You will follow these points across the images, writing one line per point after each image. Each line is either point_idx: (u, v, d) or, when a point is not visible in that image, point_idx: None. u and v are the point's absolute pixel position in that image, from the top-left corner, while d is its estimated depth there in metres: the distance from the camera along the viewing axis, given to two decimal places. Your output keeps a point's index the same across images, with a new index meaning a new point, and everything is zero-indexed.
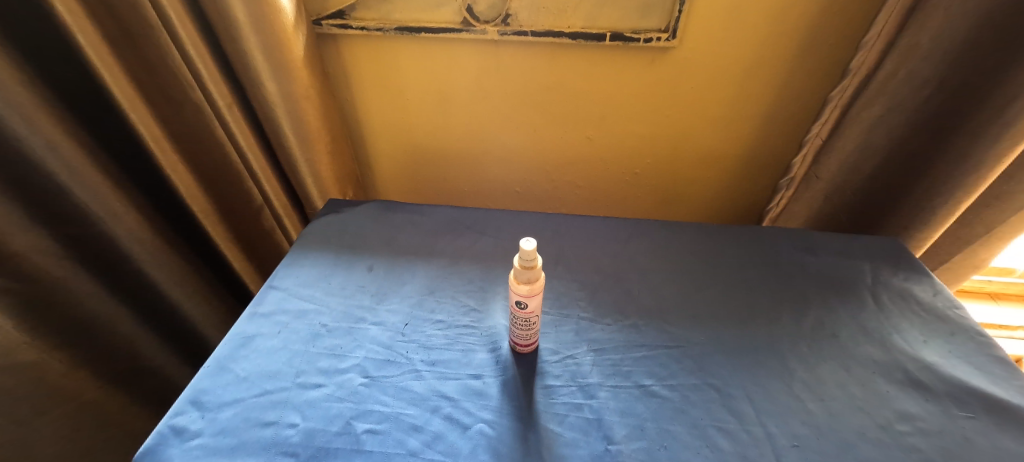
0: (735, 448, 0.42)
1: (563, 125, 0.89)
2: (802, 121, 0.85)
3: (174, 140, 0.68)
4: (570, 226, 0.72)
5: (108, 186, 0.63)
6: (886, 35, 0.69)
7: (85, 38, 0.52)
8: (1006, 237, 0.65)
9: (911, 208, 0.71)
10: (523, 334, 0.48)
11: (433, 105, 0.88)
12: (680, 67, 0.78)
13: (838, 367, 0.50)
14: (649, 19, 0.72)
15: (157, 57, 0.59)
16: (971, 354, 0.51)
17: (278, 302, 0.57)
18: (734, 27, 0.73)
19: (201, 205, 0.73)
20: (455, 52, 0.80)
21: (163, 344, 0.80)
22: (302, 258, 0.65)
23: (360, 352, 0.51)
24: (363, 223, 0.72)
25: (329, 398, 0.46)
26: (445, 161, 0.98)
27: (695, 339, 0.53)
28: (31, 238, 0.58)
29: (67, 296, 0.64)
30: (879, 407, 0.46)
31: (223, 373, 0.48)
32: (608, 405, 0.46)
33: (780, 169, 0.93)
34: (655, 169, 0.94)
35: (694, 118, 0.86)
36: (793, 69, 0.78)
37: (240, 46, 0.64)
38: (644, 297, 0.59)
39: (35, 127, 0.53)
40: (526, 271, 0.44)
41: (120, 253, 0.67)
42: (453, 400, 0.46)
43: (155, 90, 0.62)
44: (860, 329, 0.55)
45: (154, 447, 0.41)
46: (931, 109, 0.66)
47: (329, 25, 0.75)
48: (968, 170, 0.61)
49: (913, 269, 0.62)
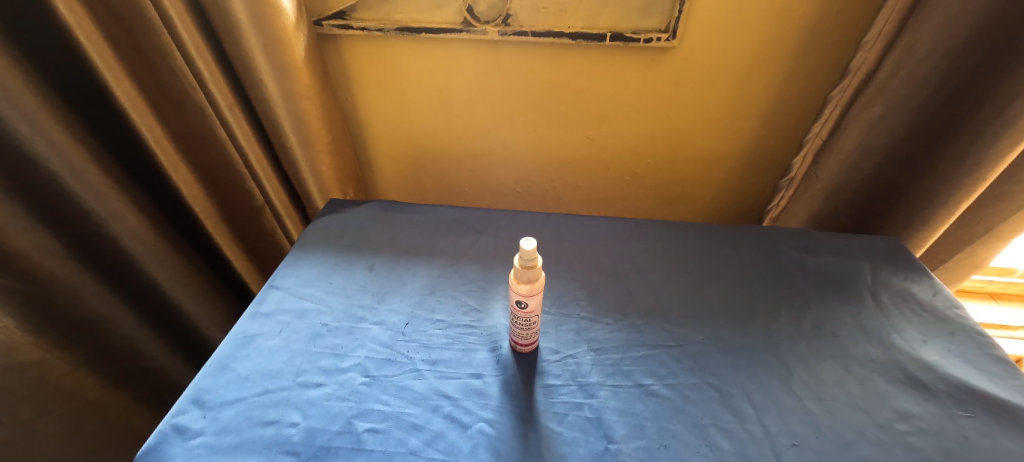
0: (734, 447, 0.43)
1: (563, 125, 0.89)
2: (802, 120, 0.85)
3: (176, 141, 0.68)
4: (570, 226, 0.72)
5: (110, 186, 0.63)
6: (886, 35, 0.69)
7: (87, 38, 0.52)
8: (1007, 236, 0.65)
9: (910, 207, 0.71)
10: (523, 333, 0.49)
11: (434, 106, 0.88)
12: (680, 67, 0.79)
13: (838, 366, 0.50)
14: (649, 19, 0.72)
15: (159, 57, 0.59)
16: (970, 353, 0.51)
17: (279, 302, 0.57)
18: (734, 27, 0.73)
19: (202, 205, 0.73)
20: (455, 52, 0.80)
21: (165, 343, 0.80)
22: (303, 258, 0.65)
23: (361, 351, 0.51)
24: (364, 223, 0.72)
25: (331, 397, 0.46)
26: (445, 161, 0.98)
27: (694, 339, 0.54)
28: (33, 238, 0.58)
29: (69, 296, 0.64)
30: (879, 406, 0.46)
31: (224, 373, 0.48)
32: (608, 404, 0.46)
33: (780, 169, 0.93)
34: (655, 169, 0.94)
35: (694, 118, 0.86)
36: (793, 69, 0.78)
37: (242, 46, 0.64)
38: (644, 296, 0.60)
39: (37, 127, 0.53)
40: (526, 270, 0.44)
41: (122, 252, 0.67)
42: (453, 399, 0.47)
43: (156, 91, 0.63)
44: (859, 328, 0.55)
45: (156, 446, 0.41)
46: (931, 109, 0.66)
47: (330, 25, 0.76)
48: (968, 170, 0.61)
49: (913, 269, 0.63)
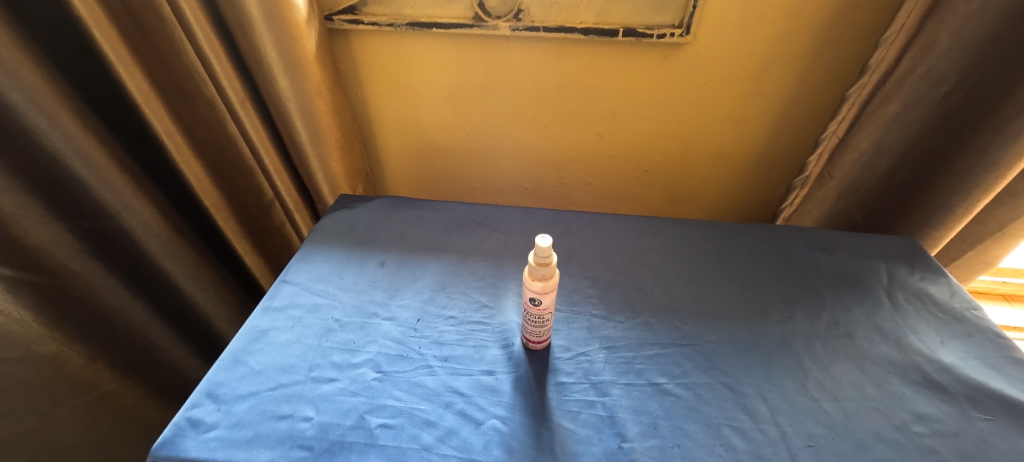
0: (750, 447, 0.42)
1: (574, 122, 0.88)
2: (818, 119, 0.84)
3: (188, 135, 0.68)
4: (582, 223, 0.72)
5: (125, 180, 0.64)
6: (907, 31, 0.67)
7: (100, 32, 0.52)
8: (1017, 234, 0.66)
9: (927, 205, 0.70)
10: (536, 330, 0.48)
11: (443, 102, 0.88)
12: (694, 63, 0.78)
13: (854, 367, 0.50)
14: (662, 14, 0.71)
15: (172, 52, 0.59)
16: (988, 355, 0.51)
17: (291, 296, 0.58)
18: (749, 23, 0.72)
19: (215, 200, 0.73)
20: (467, 47, 0.79)
21: (177, 337, 0.81)
22: (313, 253, 0.65)
23: (373, 346, 0.51)
24: (375, 219, 0.72)
25: (343, 392, 0.46)
26: (454, 158, 0.98)
27: (707, 338, 0.53)
28: (49, 232, 0.59)
29: (82, 290, 0.64)
30: (895, 408, 0.46)
31: (238, 367, 0.49)
32: (621, 402, 0.46)
33: (793, 167, 0.92)
34: (665, 166, 0.94)
35: (706, 116, 0.85)
36: (809, 66, 0.77)
37: (254, 42, 0.64)
38: (657, 295, 0.59)
39: (53, 121, 0.53)
40: (541, 267, 0.43)
41: (134, 247, 0.68)
42: (465, 396, 0.46)
43: (169, 86, 0.63)
44: (875, 328, 0.55)
45: (171, 438, 0.42)
46: (949, 107, 0.64)
47: (341, 20, 0.75)
48: (988, 167, 0.61)
49: (930, 269, 0.62)
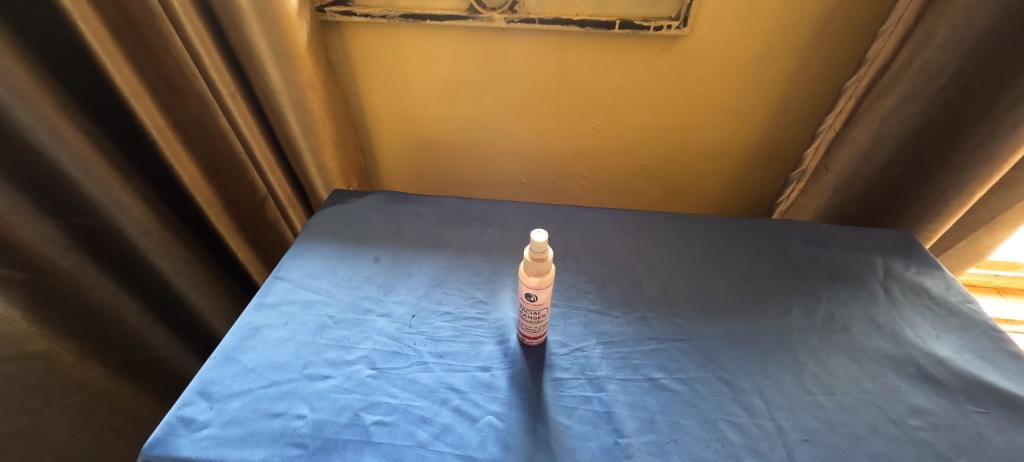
0: (746, 442, 0.42)
1: (571, 116, 0.88)
2: (815, 112, 0.84)
3: (178, 129, 0.67)
4: (578, 219, 0.71)
5: (114, 175, 0.62)
6: (905, 23, 0.67)
7: (85, 23, 0.50)
8: (1009, 226, 0.66)
9: (922, 198, 0.70)
10: (532, 326, 0.48)
11: (438, 96, 0.87)
12: (691, 56, 0.77)
13: (850, 361, 0.50)
14: (659, 7, 0.70)
15: (159, 43, 0.58)
16: (983, 348, 0.51)
17: (284, 293, 0.57)
18: (747, 15, 0.72)
19: (207, 195, 0.72)
20: (461, 39, 0.78)
21: (170, 334, 0.80)
22: (307, 249, 0.64)
23: (368, 343, 0.51)
24: (370, 214, 0.71)
25: (338, 389, 0.46)
26: (449, 152, 0.97)
27: (703, 332, 0.53)
28: (36, 229, 0.58)
29: (73, 287, 0.64)
30: (891, 402, 0.46)
31: (231, 364, 0.48)
32: (617, 398, 0.46)
33: (790, 161, 0.92)
34: (662, 160, 0.93)
35: (703, 110, 0.85)
36: (808, 59, 0.76)
37: (244, 33, 0.62)
38: (654, 290, 0.59)
39: (37, 115, 0.52)
40: (537, 263, 0.43)
41: (125, 243, 0.67)
42: (461, 393, 0.46)
43: (157, 79, 0.61)
44: (871, 322, 0.55)
45: (162, 437, 0.41)
46: (946, 100, 0.64)
47: (332, 12, 0.74)
48: (984, 160, 0.61)
49: (926, 263, 0.62)
